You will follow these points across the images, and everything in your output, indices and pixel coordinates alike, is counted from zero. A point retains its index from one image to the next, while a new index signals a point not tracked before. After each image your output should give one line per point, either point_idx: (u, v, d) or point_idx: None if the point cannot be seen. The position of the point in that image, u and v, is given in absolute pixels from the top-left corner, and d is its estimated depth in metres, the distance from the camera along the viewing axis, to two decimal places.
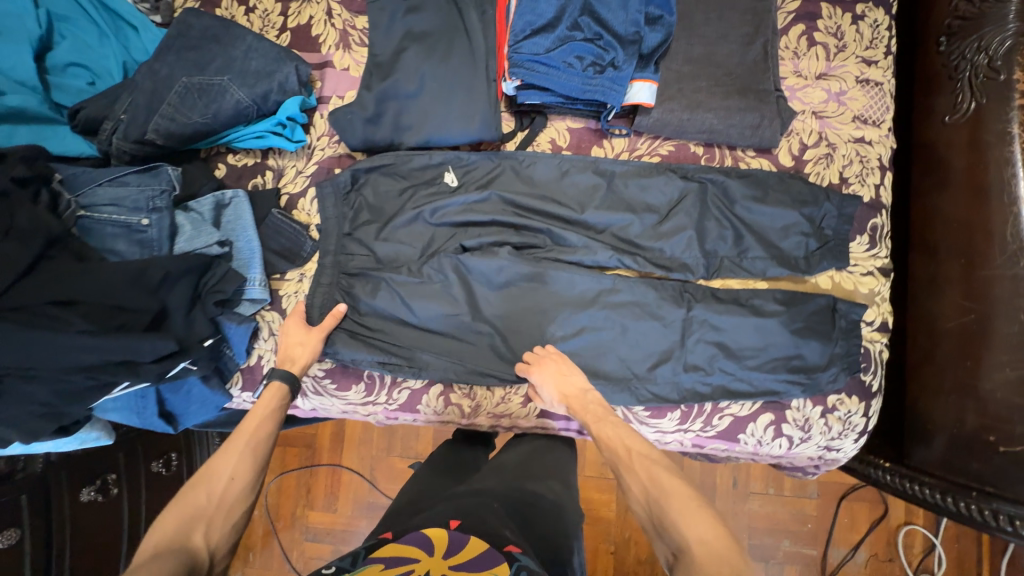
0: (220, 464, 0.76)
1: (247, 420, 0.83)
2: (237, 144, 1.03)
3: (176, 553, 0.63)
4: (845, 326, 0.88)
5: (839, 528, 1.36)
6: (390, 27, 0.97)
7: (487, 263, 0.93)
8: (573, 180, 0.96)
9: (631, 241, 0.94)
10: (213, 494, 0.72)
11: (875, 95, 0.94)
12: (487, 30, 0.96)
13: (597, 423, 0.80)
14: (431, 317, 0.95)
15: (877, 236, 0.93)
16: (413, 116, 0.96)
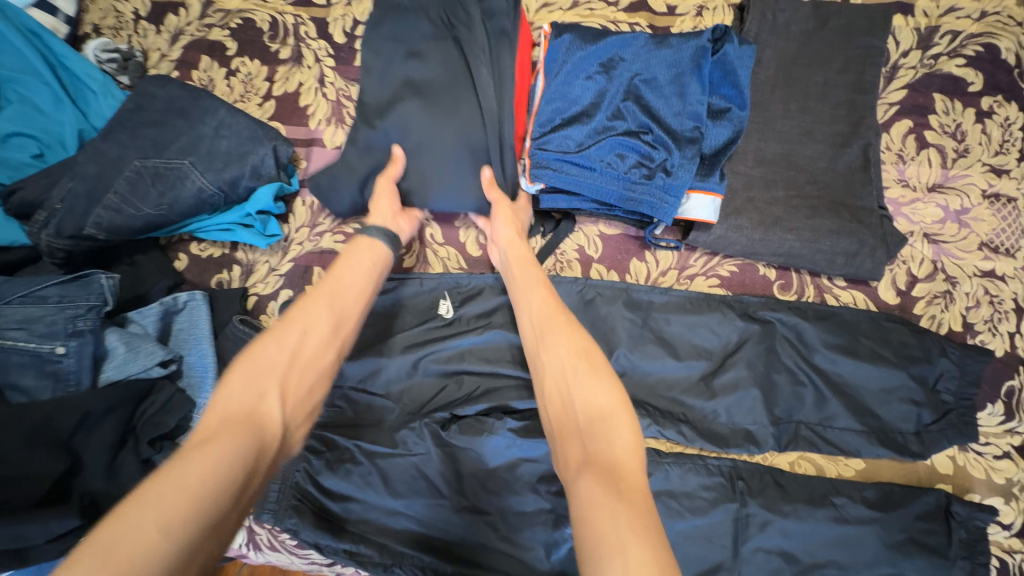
0: (298, 312, 0.59)
1: (334, 275, 0.65)
2: (201, 235, 0.85)
3: (247, 432, 0.48)
4: (966, 538, 0.64)
5: None
6: (386, 71, 0.77)
7: (480, 438, 0.72)
8: (597, 320, 0.76)
9: (677, 396, 0.73)
10: (286, 347, 0.56)
11: (1008, 215, 0.72)
12: (504, 79, 0.75)
13: (524, 291, 0.67)
14: (407, 498, 0.73)
15: (1014, 404, 0.69)
16: (411, 177, 0.76)
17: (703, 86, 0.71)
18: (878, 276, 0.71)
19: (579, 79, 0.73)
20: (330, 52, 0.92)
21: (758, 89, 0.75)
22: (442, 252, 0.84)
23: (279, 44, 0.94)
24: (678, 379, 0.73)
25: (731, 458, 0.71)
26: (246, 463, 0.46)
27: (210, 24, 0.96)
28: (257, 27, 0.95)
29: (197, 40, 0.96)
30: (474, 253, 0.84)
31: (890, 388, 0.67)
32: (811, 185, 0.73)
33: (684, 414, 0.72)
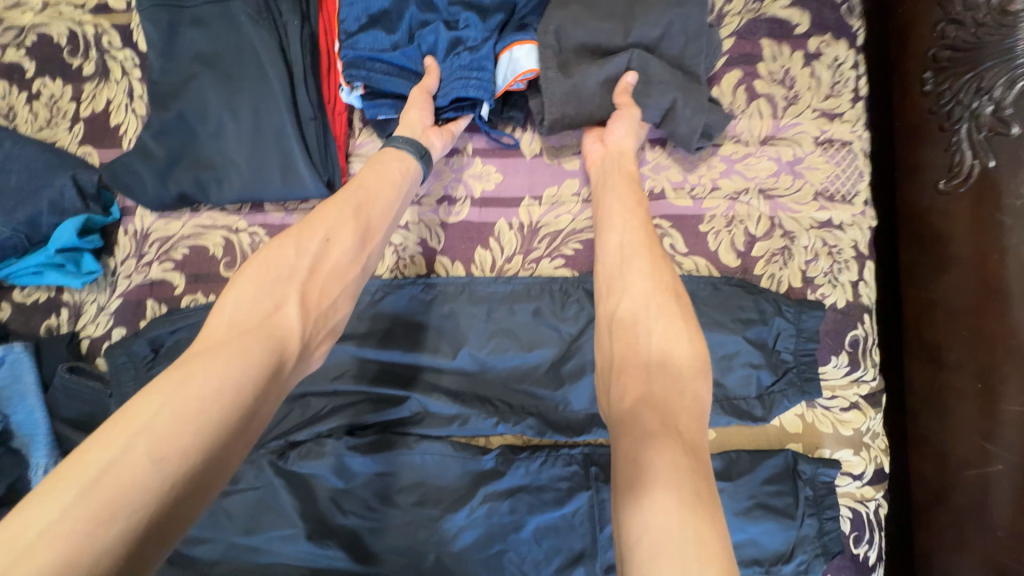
0: (316, 220, 0.57)
1: (353, 182, 0.62)
2: (15, 281, 0.78)
3: (257, 345, 0.48)
4: (811, 494, 0.65)
5: None
6: (171, 46, 0.70)
7: (322, 463, 0.69)
8: (440, 321, 0.72)
9: (526, 388, 0.70)
10: (306, 251, 0.55)
11: (843, 160, 0.70)
12: (296, 49, 0.68)
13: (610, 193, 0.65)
14: (255, 533, 0.69)
15: (859, 353, 0.68)
16: (217, 166, 0.71)
17: None
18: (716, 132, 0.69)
19: (378, 36, 0.68)
20: (137, 62, 0.84)
21: (576, 50, 0.69)
22: None
23: (80, 58, 0.85)
24: (525, 371, 0.71)
25: (587, 444, 0.70)
26: (257, 374, 0.47)
27: (3, 45, 0.86)
28: (55, 42, 0.86)
29: None
30: None
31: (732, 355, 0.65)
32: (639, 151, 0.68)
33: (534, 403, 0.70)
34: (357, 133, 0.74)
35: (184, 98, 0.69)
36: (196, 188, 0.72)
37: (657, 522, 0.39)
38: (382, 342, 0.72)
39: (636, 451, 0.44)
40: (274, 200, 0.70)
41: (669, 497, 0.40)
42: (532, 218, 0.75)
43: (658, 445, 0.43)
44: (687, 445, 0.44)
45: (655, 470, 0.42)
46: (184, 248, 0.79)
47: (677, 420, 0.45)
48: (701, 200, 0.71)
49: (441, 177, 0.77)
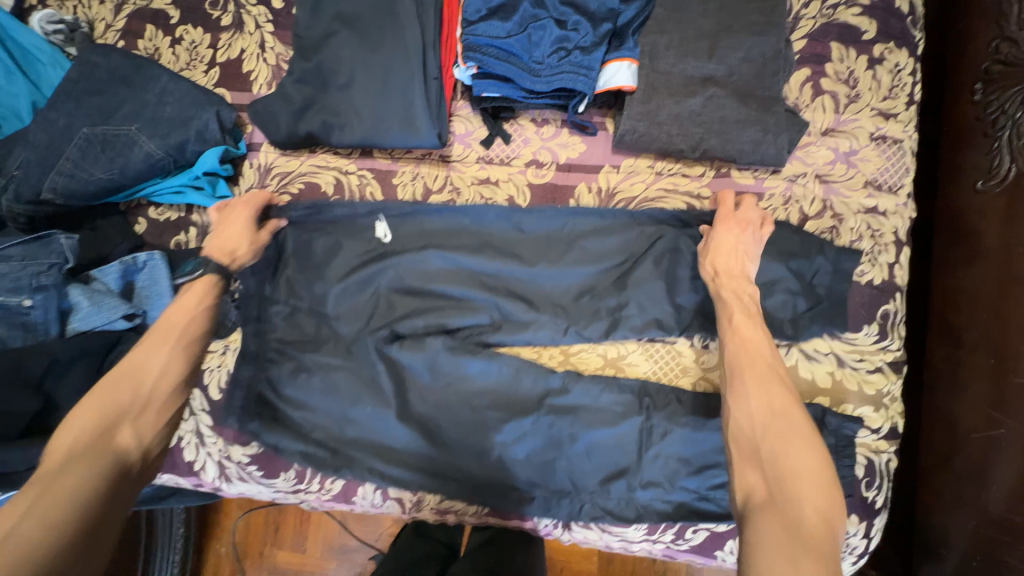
0: (146, 360, 0.71)
1: (163, 321, 0.75)
2: (156, 198, 0.91)
3: (98, 463, 0.61)
4: (835, 442, 0.75)
5: None
6: (318, 7, 0.81)
7: (418, 356, 0.82)
8: (520, 237, 0.84)
9: (591, 297, 0.82)
10: (139, 389, 0.69)
11: (893, 156, 0.79)
12: (426, 17, 0.79)
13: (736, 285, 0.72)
14: (358, 406, 0.84)
15: (888, 325, 0.78)
16: (345, 113, 0.82)
17: None
18: (782, 162, 0.78)
19: (494, 25, 0.77)
20: (269, 17, 0.95)
21: (667, 38, 0.78)
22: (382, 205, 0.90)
23: (219, 11, 0.96)
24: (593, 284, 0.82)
25: (643, 378, 0.81)
26: (103, 476, 0.61)
27: None
28: None
29: (140, 9, 0.98)
30: None
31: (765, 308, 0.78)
32: (713, 132, 0.77)
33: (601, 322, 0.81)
34: (459, 96, 0.87)
35: (324, 52, 0.81)
36: (323, 131, 0.83)
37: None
38: (471, 252, 0.84)
39: (771, 539, 0.52)
40: (392, 146, 0.82)
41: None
42: (610, 183, 0.84)
43: (782, 534, 0.52)
44: (805, 536, 0.52)
45: (780, 561, 0.50)
46: (300, 183, 0.91)
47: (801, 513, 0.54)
48: (762, 180, 0.80)
49: (529, 144, 0.87)
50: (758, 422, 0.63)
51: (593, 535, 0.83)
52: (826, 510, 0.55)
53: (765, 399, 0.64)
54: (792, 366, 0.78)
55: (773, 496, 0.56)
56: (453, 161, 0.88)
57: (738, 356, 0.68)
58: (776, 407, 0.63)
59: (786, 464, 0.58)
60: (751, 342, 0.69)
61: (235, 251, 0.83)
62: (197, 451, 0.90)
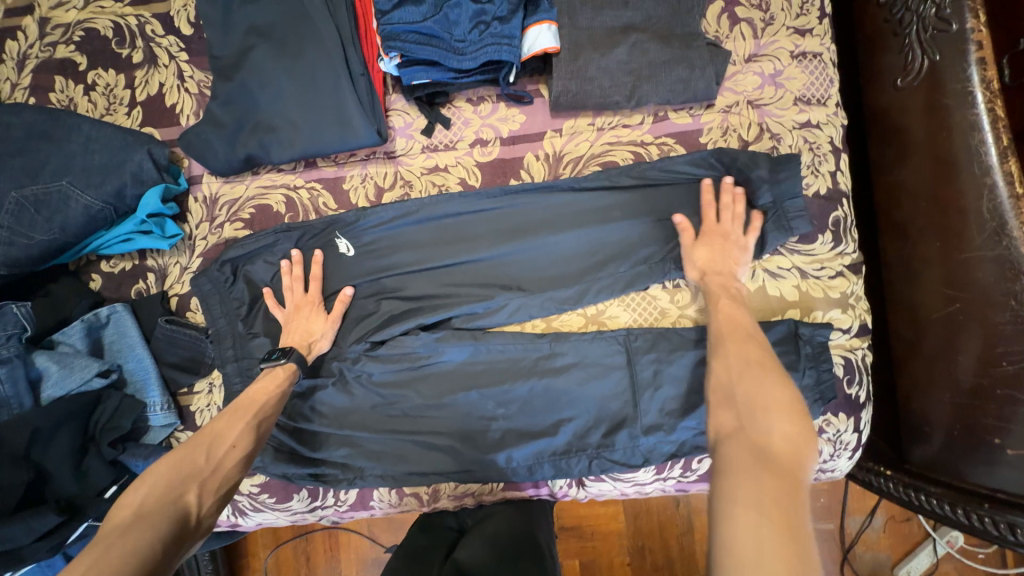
0: (225, 428, 0.71)
1: (244, 397, 0.76)
2: (105, 251, 0.89)
3: (160, 522, 0.58)
4: (811, 351, 0.79)
5: (852, 496, 1.27)
6: (228, 24, 0.79)
7: (401, 353, 0.84)
8: (484, 229, 0.85)
9: (557, 274, 0.83)
10: (212, 455, 0.67)
11: (816, 69, 0.82)
12: (341, 16, 0.79)
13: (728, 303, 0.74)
14: (350, 419, 0.85)
15: (840, 230, 0.82)
16: (278, 129, 0.81)
17: None
18: (713, 94, 0.80)
19: (409, 12, 0.77)
20: (181, 45, 0.92)
21: None
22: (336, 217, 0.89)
23: (128, 48, 0.93)
24: (561, 249, 0.83)
25: (626, 327, 0.84)
26: (158, 545, 0.56)
27: (53, 43, 0.94)
28: (101, 35, 0.94)
29: (44, 61, 0.94)
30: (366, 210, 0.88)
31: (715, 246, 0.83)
32: (643, 77, 0.79)
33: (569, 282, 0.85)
34: (391, 90, 0.87)
35: (244, 69, 0.79)
36: (261, 150, 0.82)
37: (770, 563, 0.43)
38: (434, 247, 0.85)
39: (736, 459, 0.54)
40: (335, 151, 0.81)
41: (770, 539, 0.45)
42: (556, 148, 0.86)
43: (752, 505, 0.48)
44: (787, 474, 0.51)
45: (774, 499, 0.49)
46: (251, 207, 0.90)
47: (769, 441, 0.55)
48: (699, 116, 0.83)
49: (470, 124, 0.87)
50: (734, 376, 0.65)
51: (607, 486, 0.88)
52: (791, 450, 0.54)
53: (742, 353, 0.67)
54: (760, 286, 0.82)
55: (743, 430, 0.58)
56: (399, 156, 0.88)
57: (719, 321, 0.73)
58: (752, 358, 0.66)
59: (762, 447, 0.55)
60: (731, 330, 0.71)
61: (311, 341, 0.82)
62: None
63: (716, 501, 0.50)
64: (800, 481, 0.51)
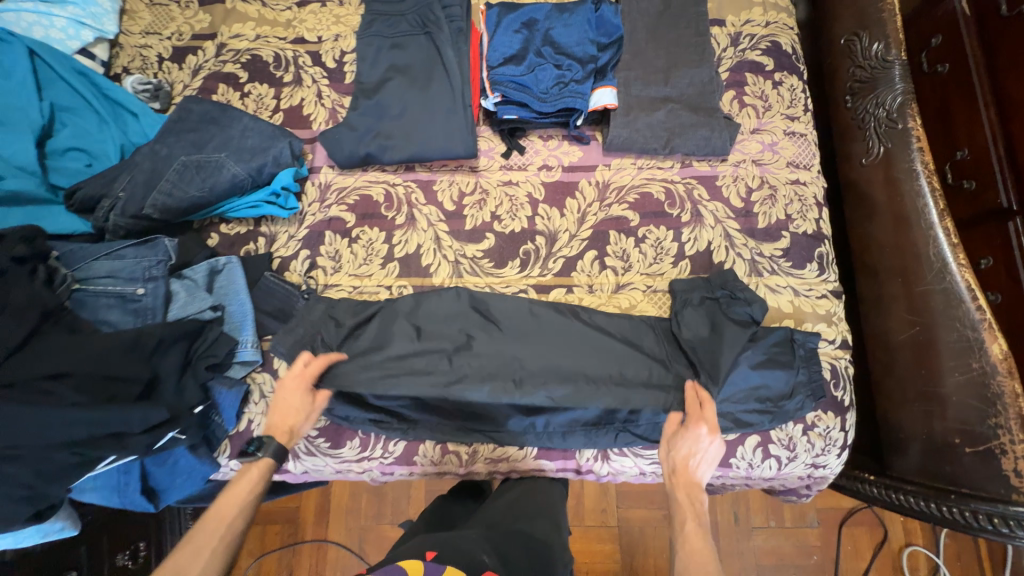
0: (187, 568, 0.75)
1: (210, 518, 0.81)
2: (230, 214, 1.08)
3: None
4: (804, 353, 0.97)
5: (844, 555, 1.55)
6: (376, 59, 1.08)
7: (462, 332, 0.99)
8: (555, 347, 0.96)
9: (619, 373, 0.95)
10: None
11: (802, 144, 1.10)
12: (462, 63, 1.07)
13: (695, 523, 0.84)
14: (407, 376, 0.98)
15: (824, 262, 1.04)
16: (397, 137, 1.05)
17: (593, 31, 1.07)
18: (727, 150, 1.06)
19: (511, 67, 1.05)
20: (324, 74, 1.20)
21: (634, 72, 1.09)
22: (425, 209, 1.10)
23: (282, 71, 1.21)
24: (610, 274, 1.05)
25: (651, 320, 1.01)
26: None
27: (224, 61, 1.22)
28: (262, 60, 1.22)
29: (214, 72, 1.22)
30: (449, 207, 1.10)
31: (724, 260, 1.04)
32: (675, 134, 1.06)
33: (609, 279, 1.05)
34: (482, 122, 1.14)
35: (381, 92, 1.06)
36: (379, 150, 1.06)
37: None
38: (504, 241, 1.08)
39: None
40: (436, 156, 1.05)
41: None
42: (605, 178, 1.10)
43: None
44: None
45: None
46: (356, 195, 1.11)
47: None
48: (716, 167, 1.09)
49: (539, 154, 1.13)
50: None
51: (628, 462, 0.99)
52: None
53: None
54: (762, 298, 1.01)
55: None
56: (480, 170, 1.12)
57: (687, 560, 0.80)
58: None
59: None
60: (702, 553, 0.80)
61: (291, 426, 0.90)
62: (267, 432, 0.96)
63: None
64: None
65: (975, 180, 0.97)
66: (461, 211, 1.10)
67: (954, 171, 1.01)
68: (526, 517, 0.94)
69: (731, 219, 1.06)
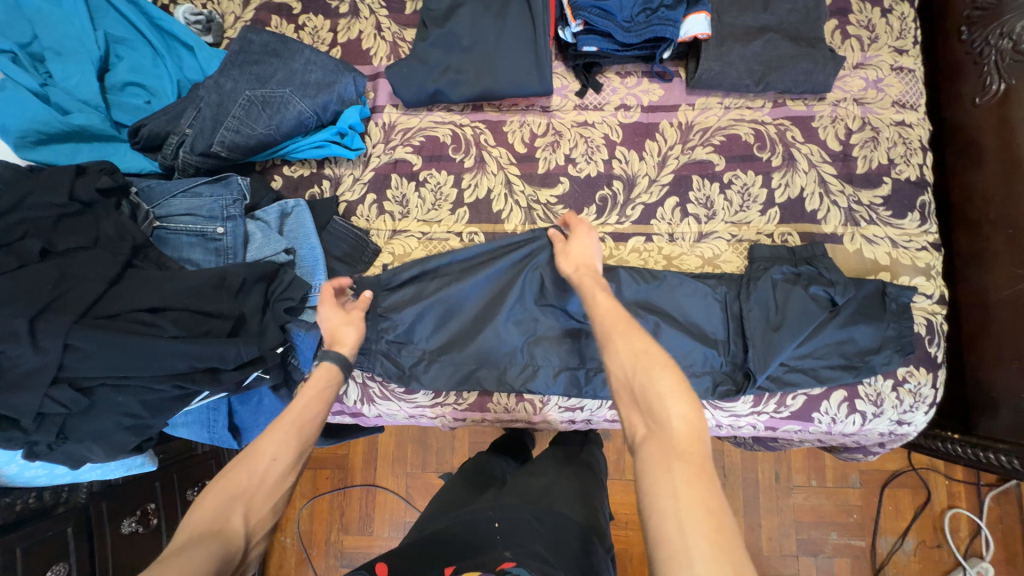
0: (265, 444, 0.70)
1: (290, 407, 0.76)
2: (294, 156, 1.04)
3: (208, 549, 0.58)
4: (896, 309, 0.91)
5: (885, 515, 1.55)
6: None
7: (528, 296, 0.95)
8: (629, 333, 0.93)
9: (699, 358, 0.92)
10: (257, 472, 0.67)
11: (910, 81, 1.00)
12: None
13: (595, 296, 0.78)
14: (473, 333, 0.95)
15: (926, 212, 0.96)
16: (470, 72, 0.99)
17: None
18: (828, 87, 0.97)
19: None
20: (383, 4, 1.12)
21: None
22: (495, 151, 1.05)
23: (337, 1, 1.13)
24: (693, 223, 0.99)
25: (737, 271, 0.96)
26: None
27: None
28: None
29: (266, 2, 1.14)
30: (520, 150, 1.04)
31: (817, 208, 0.97)
32: (772, 68, 0.97)
33: (691, 228, 0.99)
34: (556, 57, 1.06)
35: (453, 20, 0.99)
36: (449, 86, 1.00)
37: (685, 504, 0.54)
38: (580, 187, 1.02)
39: (654, 466, 0.58)
40: (510, 91, 0.99)
41: (696, 523, 0.53)
42: (688, 118, 1.02)
43: (671, 499, 0.55)
44: (698, 463, 0.57)
45: (690, 494, 0.55)
46: (422, 136, 1.06)
47: (674, 428, 0.60)
48: (812, 106, 1.00)
49: (617, 92, 1.05)
50: (629, 365, 0.66)
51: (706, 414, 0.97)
52: (695, 424, 0.60)
53: (630, 339, 0.68)
54: (857, 249, 0.95)
55: (651, 431, 0.61)
56: (553, 110, 1.05)
57: (600, 318, 0.74)
58: (639, 348, 0.67)
59: (686, 486, 0.55)
60: (607, 307, 0.75)
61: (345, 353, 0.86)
62: (341, 376, 0.99)
63: (651, 509, 0.55)
64: (705, 465, 0.57)
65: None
66: (533, 153, 1.04)
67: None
68: (561, 498, 0.93)
69: (827, 162, 0.98)
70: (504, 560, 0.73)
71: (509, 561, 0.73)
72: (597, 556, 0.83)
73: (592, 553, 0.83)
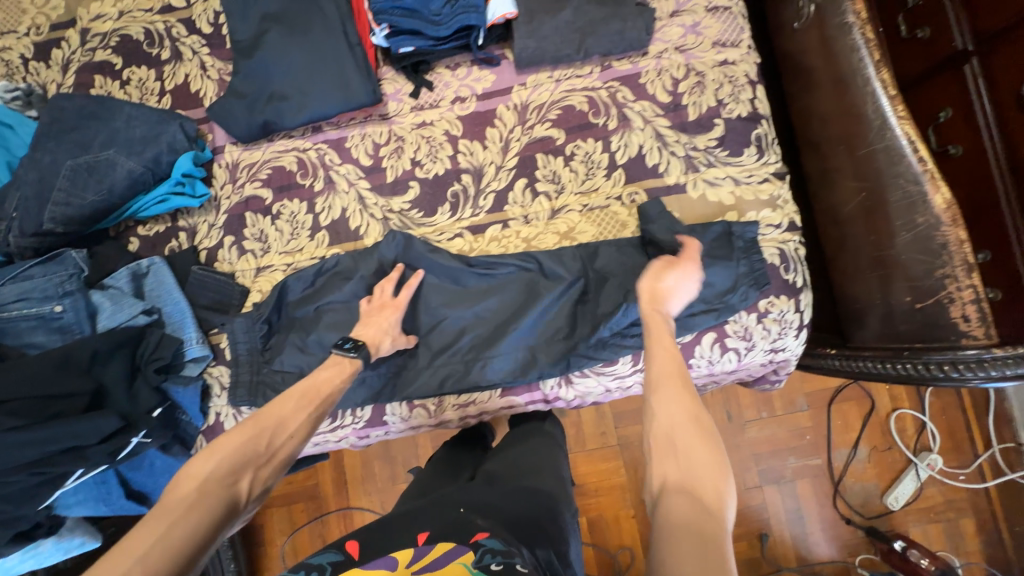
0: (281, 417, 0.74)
1: (306, 387, 0.80)
2: (143, 214, 1.02)
3: (208, 507, 0.61)
4: (742, 245, 0.94)
5: (835, 430, 1.54)
6: (247, 13, 0.99)
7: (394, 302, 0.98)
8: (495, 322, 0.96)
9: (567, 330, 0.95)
10: (263, 441, 0.70)
11: (727, 19, 1.00)
12: None
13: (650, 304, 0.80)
14: None
15: (763, 144, 0.98)
16: (293, 96, 0.98)
17: None
18: (644, 42, 0.98)
19: None
20: (203, 42, 1.09)
21: None
22: (343, 168, 1.04)
23: (157, 48, 1.10)
24: (545, 200, 1.00)
25: (594, 238, 0.98)
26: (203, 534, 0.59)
27: (93, 48, 1.11)
28: (134, 39, 1.11)
29: (85, 64, 1.11)
30: (366, 162, 1.04)
31: (658, 161, 0.98)
32: (588, 33, 0.98)
33: (543, 206, 1.00)
34: (382, 63, 1.05)
35: (262, 48, 0.98)
36: (276, 114, 0.99)
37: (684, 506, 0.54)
38: (431, 187, 1.03)
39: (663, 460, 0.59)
40: (336, 108, 0.98)
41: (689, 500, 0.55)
42: (523, 99, 1.03)
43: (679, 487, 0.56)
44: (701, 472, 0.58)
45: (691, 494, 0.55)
46: (268, 168, 1.05)
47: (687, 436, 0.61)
48: (637, 63, 1.01)
49: (450, 85, 1.04)
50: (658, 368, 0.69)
51: (591, 382, 0.99)
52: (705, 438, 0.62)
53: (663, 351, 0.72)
54: (701, 194, 0.97)
55: (668, 427, 0.62)
56: (391, 117, 1.05)
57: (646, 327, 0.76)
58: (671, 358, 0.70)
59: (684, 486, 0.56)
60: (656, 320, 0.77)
61: (381, 341, 0.89)
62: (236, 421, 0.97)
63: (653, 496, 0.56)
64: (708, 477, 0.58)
65: (927, 27, 0.97)
66: (379, 163, 1.04)
67: (908, 22, 1.02)
68: (528, 469, 0.87)
69: (660, 115, 0.99)
70: (478, 531, 0.64)
71: (481, 532, 0.64)
72: (562, 521, 0.78)
73: (558, 519, 0.77)
